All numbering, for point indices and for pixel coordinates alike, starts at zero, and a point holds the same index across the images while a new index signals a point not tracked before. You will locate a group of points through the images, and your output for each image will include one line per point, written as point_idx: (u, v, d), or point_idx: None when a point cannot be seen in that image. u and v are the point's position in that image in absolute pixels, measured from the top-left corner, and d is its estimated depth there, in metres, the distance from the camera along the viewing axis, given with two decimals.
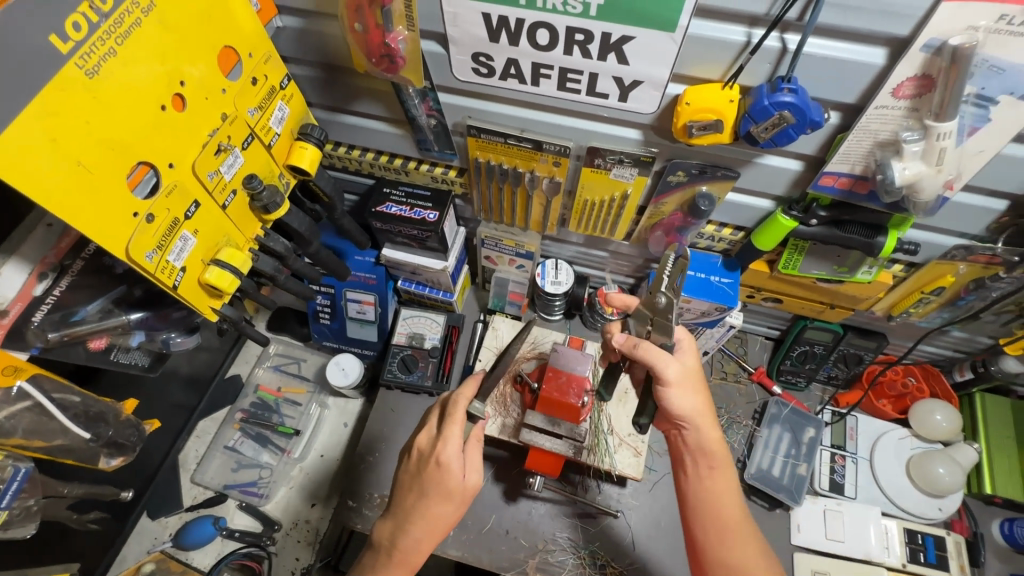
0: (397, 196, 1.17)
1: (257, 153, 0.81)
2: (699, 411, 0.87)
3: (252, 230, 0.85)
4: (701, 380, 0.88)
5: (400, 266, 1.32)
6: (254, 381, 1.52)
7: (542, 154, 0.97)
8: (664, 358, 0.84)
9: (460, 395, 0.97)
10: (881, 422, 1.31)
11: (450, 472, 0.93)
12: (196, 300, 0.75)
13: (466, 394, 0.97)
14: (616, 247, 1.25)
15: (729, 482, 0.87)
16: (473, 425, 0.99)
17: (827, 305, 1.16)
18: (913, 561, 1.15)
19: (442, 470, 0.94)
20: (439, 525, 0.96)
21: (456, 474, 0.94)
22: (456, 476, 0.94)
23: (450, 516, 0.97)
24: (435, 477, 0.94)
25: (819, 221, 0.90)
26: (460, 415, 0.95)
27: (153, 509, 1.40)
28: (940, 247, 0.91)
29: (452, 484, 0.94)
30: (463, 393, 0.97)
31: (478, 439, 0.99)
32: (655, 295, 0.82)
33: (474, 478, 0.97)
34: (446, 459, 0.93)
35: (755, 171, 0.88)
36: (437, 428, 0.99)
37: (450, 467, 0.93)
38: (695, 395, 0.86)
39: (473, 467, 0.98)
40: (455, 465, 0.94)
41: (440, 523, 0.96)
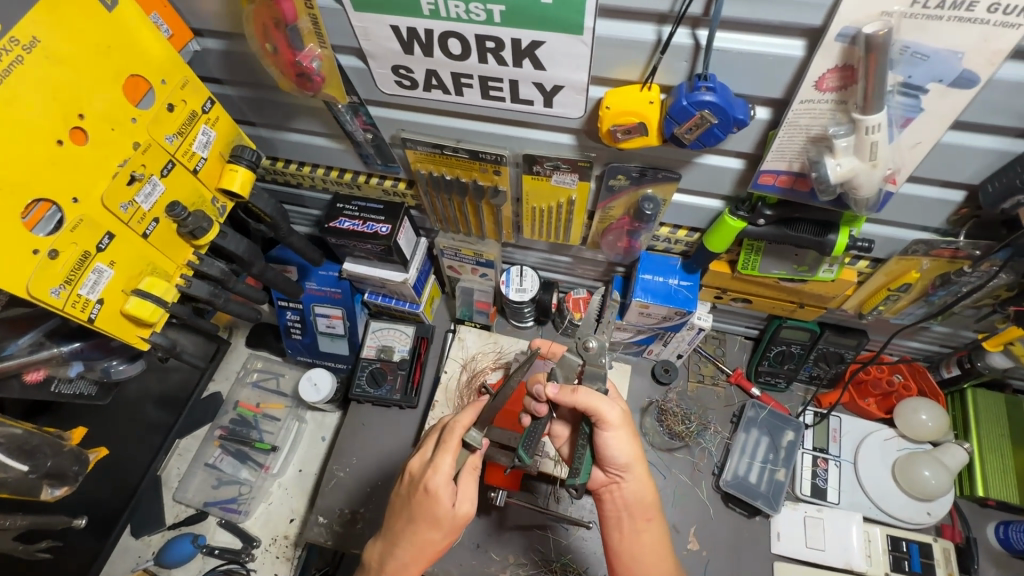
0: (351, 210, 1.14)
1: (180, 179, 0.81)
2: (637, 462, 0.91)
3: (183, 256, 0.86)
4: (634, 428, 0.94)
5: (367, 280, 1.28)
6: (234, 398, 1.51)
7: (480, 163, 0.95)
8: (605, 403, 0.87)
9: (459, 421, 0.93)
10: (867, 423, 1.24)
11: (440, 501, 0.88)
12: (121, 331, 0.76)
13: (463, 422, 0.92)
14: (578, 252, 1.21)
15: (657, 533, 0.94)
16: (469, 453, 0.94)
17: (797, 304, 1.11)
18: (896, 570, 1.11)
19: (430, 499, 0.89)
20: (427, 551, 0.92)
21: (444, 503, 0.88)
22: (445, 506, 0.89)
23: (440, 544, 0.92)
24: (422, 504, 0.89)
25: (767, 221, 0.86)
26: (454, 442, 0.91)
27: (136, 527, 1.40)
28: (900, 243, 0.87)
29: (440, 512, 0.89)
30: (461, 420, 0.93)
31: (473, 470, 0.94)
32: (585, 338, 0.93)
33: (467, 507, 0.92)
34: (435, 487, 0.88)
35: (697, 171, 0.84)
36: (431, 453, 0.95)
37: (438, 497, 0.88)
38: (634, 446, 0.91)
39: (466, 496, 0.92)
40: (445, 494, 0.88)
41: (430, 550, 0.92)
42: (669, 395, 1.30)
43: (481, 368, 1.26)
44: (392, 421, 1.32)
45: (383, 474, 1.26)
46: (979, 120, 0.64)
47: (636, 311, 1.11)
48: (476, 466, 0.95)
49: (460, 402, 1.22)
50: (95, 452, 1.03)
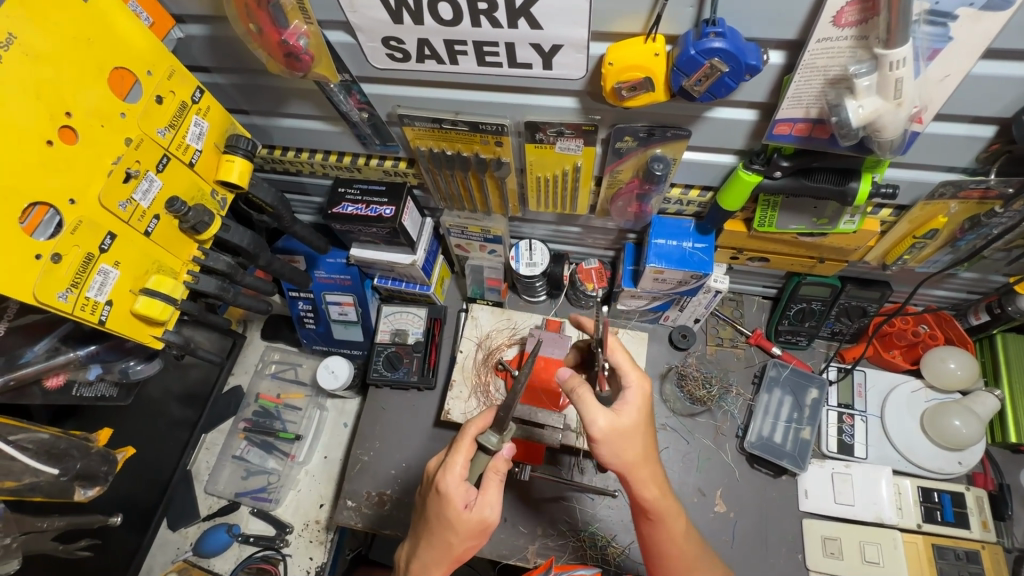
0: (353, 195, 1.12)
1: (176, 173, 0.79)
2: (640, 465, 0.85)
3: (187, 252, 0.85)
4: (647, 429, 0.86)
5: (376, 264, 1.26)
6: (255, 390, 1.54)
7: (481, 135, 0.92)
8: (594, 408, 0.82)
9: (472, 425, 0.89)
10: (892, 375, 1.22)
11: (450, 502, 0.86)
12: (132, 331, 0.76)
13: (478, 423, 0.89)
14: (586, 221, 1.18)
15: (674, 529, 0.90)
16: (491, 458, 0.88)
17: (816, 259, 1.08)
18: (929, 520, 1.09)
19: (442, 499, 0.86)
20: (450, 554, 0.90)
21: (456, 504, 0.86)
22: (457, 507, 0.86)
23: (463, 548, 0.89)
24: (436, 507, 0.88)
25: (784, 173, 0.81)
26: (467, 442, 0.88)
27: (172, 520, 1.43)
28: (925, 186, 0.82)
29: (451, 514, 0.86)
30: (475, 422, 0.89)
31: (496, 474, 0.88)
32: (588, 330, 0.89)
33: (485, 512, 0.88)
34: (447, 489, 0.86)
35: (707, 126, 0.81)
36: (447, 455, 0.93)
37: (449, 498, 0.86)
38: (637, 447, 0.84)
39: (488, 501, 0.89)
40: (456, 495, 0.86)
41: (453, 552, 0.89)
42: (687, 359, 1.29)
43: (497, 346, 1.25)
44: (412, 403, 1.33)
45: (407, 456, 1.28)
46: (1012, 46, 0.59)
47: (649, 278, 1.09)
48: (503, 470, 0.89)
49: (477, 381, 1.21)
50: (122, 452, 1.06)
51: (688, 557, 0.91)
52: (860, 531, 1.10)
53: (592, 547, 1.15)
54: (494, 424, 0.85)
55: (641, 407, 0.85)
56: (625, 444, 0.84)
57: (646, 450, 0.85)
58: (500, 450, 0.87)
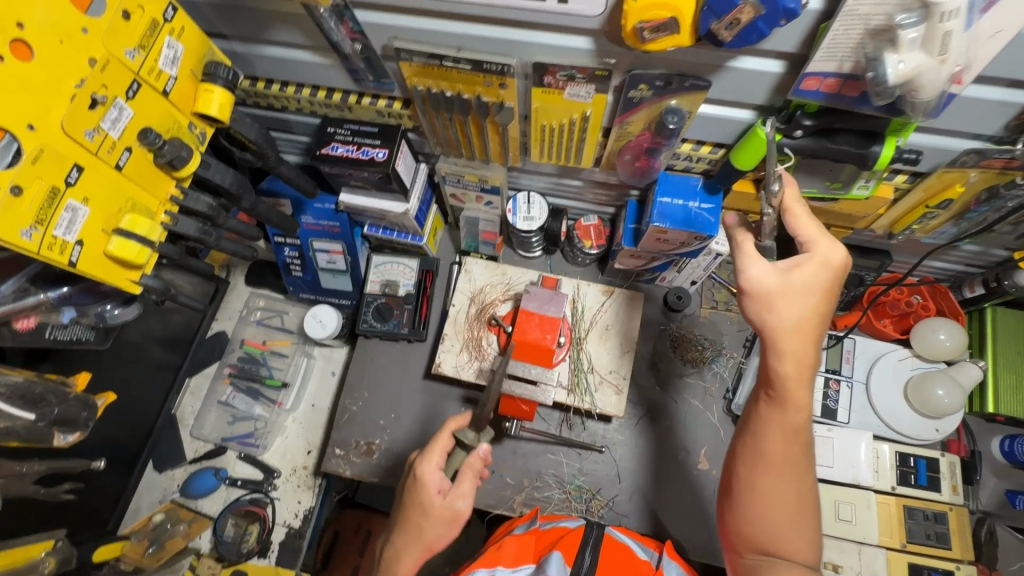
0: (343, 135, 1.06)
1: (149, 102, 0.72)
2: (790, 334, 0.71)
3: (165, 191, 0.79)
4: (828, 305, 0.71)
5: (366, 212, 1.20)
6: (240, 336, 1.52)
7: (484, 75, 0.85)
8: (751, 258, 0.73)
9: (453, 423, 0.92)
10: (881, 344, 1.23)
11: (424, 485, 0.86)
12: (106, 273, 0.71)
13: (458, 421, 0.93)
14: (589, 175, 1.12)
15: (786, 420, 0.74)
16: (469, 455, 0.89)
17: (822, 225, 1.05)
18: (903, 483, 1.12)
19: (417, 484, 0.87)
20: (421, 543, 0.84)
21: (428, 490, 0.86)
22: (430, 492, 0.86)
23: (434, 538, 0.85)
24: (410, 493, 0.88)
25: (805, 132, 0.77)
26: (446, 437, 0.90)
27: (159, 462, 1.43)
28: (948, 153, 0.79)
29: (422, 499, 0.86)
30: (456, 419, 0.93)
31: (473, 471, 0.88)
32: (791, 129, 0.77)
33: (459, 504, 0.86)
34: (423, 474, 0.87)
35: (729, 77, 0.75)
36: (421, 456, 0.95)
37: (423, 482, 0.86)
38: (796, 314, 0.71)
39: (463, 492, 0.87)
40: (430, 480, 0.86)
41: (424, 541, 0.84)
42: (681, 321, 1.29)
43: (491, 300, 1.22)
44: (401, 355, 1.31)
45: (397, 407, 1.27)
46: None
47: (652, 237, 1.05)
48: (479, 469, 0.88)
49: (470, 335, 1.19)
50: (101, 398, 1.04)
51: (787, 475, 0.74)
52: (836, 491, 1.12)
53: (577, 499, 1.18)
54: (473, 421, 0.91)
55: (829, 280, 0.71)
56: (792, 302, 0.71)
57: (806, 319, 0.71)
58: (477, 447, 0.89)
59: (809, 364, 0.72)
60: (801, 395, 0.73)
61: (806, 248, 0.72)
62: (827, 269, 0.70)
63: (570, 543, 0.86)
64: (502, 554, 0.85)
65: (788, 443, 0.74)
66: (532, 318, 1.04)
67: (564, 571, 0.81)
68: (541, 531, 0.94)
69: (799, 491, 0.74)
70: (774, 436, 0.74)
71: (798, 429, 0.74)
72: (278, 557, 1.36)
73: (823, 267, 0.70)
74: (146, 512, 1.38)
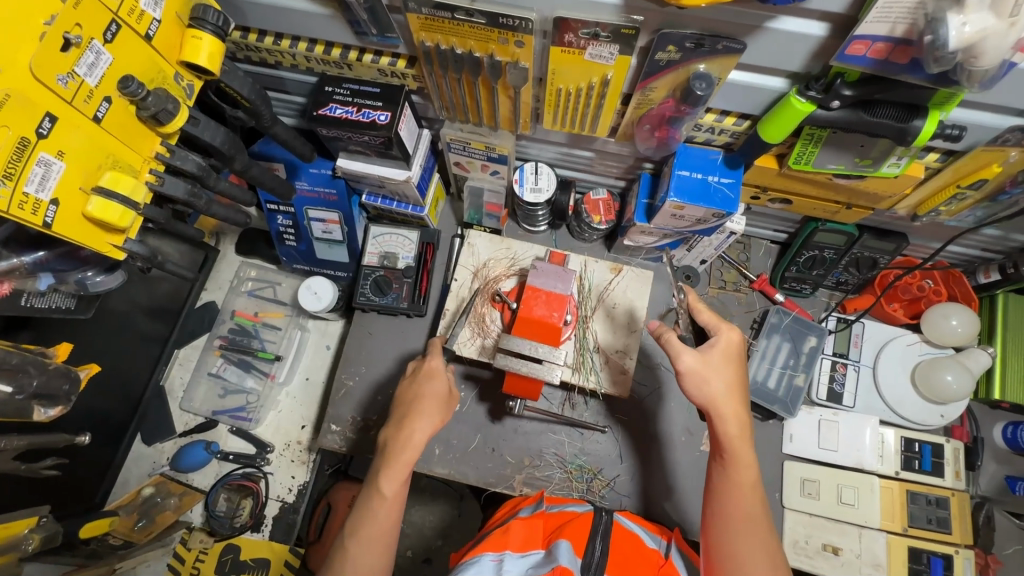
0: (342, 95, 0.99)
1: (130, 46, 0.65)
2: (725, 398, 0.83)
3: (150, 147, 0.72)
4: (739, 371, 0.85)
5: (364, 179, 1.14)
6: (230, 307, 1.46)
7: (500, 31, 0.78)
8: (680, 349, 0.84)
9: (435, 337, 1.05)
10: (890, 329, 1.21)
11: (435, 371, 0.95)
12: (85, 237, 0.65)
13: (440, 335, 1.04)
14: (602, 145, 1.06)
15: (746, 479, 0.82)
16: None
17: (842, 204, 1.01)
18: (907, 468, 1.12)
19: (427, 373, 0.95)
20: (434, 419, 0.91)
21: (438, 374, 0.94)
22: (439, 375, 0.94)
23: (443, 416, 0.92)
24: (421, 381, 0.94)
25: (843, 103, 0.72)
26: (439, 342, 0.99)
27: (147, 435, 1.39)
28: (991, 131, 0.75)
29: (431, 384, 0.93)
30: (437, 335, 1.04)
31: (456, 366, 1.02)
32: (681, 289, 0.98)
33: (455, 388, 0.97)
34: (433, 364, 0.96)
35: (767, 40, 0.70)
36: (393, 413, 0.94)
37: (434, 369, 0.95)
38: (721, 381, 0.83)
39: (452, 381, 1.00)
40: (439, 365, 0.95)
41: (437, 418, 0.91)
42: None
43: (494, 275, 1.18)
44: (400, 330, 1.27)
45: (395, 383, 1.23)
46: None
47: (667, 214, 1.01)
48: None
49: (473, 311, 1.15)
50: (85, 369, 0.98)
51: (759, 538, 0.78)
52: (839, 475, 1.12)
53: (578, 479, 1.16)
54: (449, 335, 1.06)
55: (736, 356, 0.86)
56: (714, 372, 0.83)
57: (731, 388, 0.84)
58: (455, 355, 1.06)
59: (745, 434, 0.83)
60: (747, 458, 0.82)
61: (714, 332, 0.87)
62: (727, 346, 0.85)
63: (579, 530, 0.85)
64: (508, 539, 0.84)
65: (749, 504, 0.80)
66: (539, 295, 1.00)
67: (575, 561, 0.78)
68: (547, 515, 0.93)
69: (771, 551, 0.78)
70: (735, 495, 0.81)
71: (753, 490, 0.81)
72: (272, 532, 1.34)
73: (729, 344, 0.86)
74: (135, 485, 1.35)
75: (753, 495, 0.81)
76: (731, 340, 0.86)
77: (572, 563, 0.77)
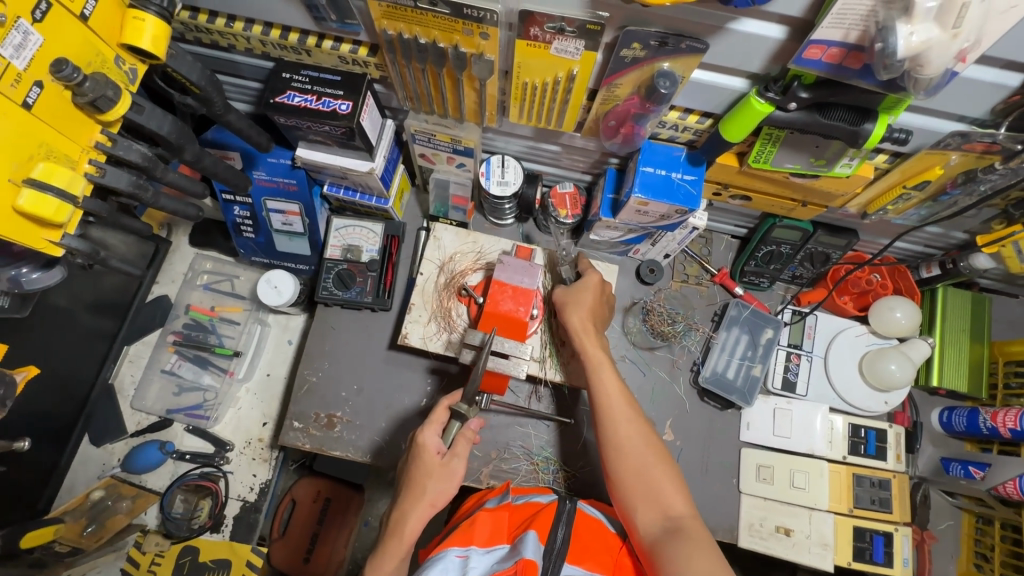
0: (301, 82, 0.95)
1: (63, 26, 0.61)
2: (581, 321, 1.01)
3: (88, 136, 0.67)
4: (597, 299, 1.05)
5: (325, 170, 1.10)
6: (184, 301, 1.40)
7: (464, 22, 0.77)
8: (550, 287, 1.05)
9: (447, 396, 0.97)
10: (841, 320, 1.26)
11: (424, 449, 0.90)
12: (16, 232, 0.62)
13: (451, 397, 0.96)
14: (568, 140, 1.06)
15: (605, 371, 0.96)
16: (463, 425, 0.94)
17: (798, 202, 1.05)
18: (854, 453, 1.18)
19: (417, 450, 0.91)
20: (423, 502, 0.88)
21: (430, 452, 0.90)
22: (430, 454, 0.90)
23: (436, 495, 0.89)
24: (413, 456, 0.91)
25: (800, 106, 0.74)
26: (441, 414, 0.94)
27: (96, 436, 1.33)
28: (935, 134, 0.78)
29: (423, 461, 0.90)
30: (451, 394, 0.96)
31: (468, 439, 0.93)
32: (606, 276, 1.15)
33: (457, 464, 0.91)
34: (423, 440, 0.91)
35: (729, 40, 0.71)
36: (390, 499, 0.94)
37: (423, 446, 0.91)
38: (578, 312, 1.01)
39: (458, 453, 0.92)
40: (430, 442, 0.91)
41: (427, 500, 0.88)
42: (653, 294, 1.27)
43: (460, 270, 1.16)
44: (365, 324, 1.25)
45: (360, 378, 1.21)
46: None
47: (632, 209, 1.01)
48: (472, 438, 0.94)
49: (439, 306, 1.13)
50: (22, 371, 0.92)
51: (622, 413, 0.92)
52: (793, 461, 1.17)
53: (545, 470, 1.17)
54: (463, 395, 0.94)
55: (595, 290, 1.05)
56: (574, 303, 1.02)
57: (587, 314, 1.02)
58: (470, 418, 0.94)
59: (595, 338, 1.00)
60: (599, 353, 0.98)
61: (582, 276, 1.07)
62: (588, 287, 1.04)
63: (545, 518, 0.85)
64: (475, 534, 0.84)
65: (608, 386, 0.94)
66: (505, 290, 0.99)
67: (539, 551, 0.79)
68: (514, 506, 0.93)
69: (643, 430, 0.91)
70: (603, 386, 0.94)
71: (613, 377, 0.95)
72: (232, 532, 1.31)
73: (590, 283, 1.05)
74: (83, 488, 1.29)
75: (612, 379, 0.95)
76: (589, 282, 1.05)
77: (536, 554, 0.78)
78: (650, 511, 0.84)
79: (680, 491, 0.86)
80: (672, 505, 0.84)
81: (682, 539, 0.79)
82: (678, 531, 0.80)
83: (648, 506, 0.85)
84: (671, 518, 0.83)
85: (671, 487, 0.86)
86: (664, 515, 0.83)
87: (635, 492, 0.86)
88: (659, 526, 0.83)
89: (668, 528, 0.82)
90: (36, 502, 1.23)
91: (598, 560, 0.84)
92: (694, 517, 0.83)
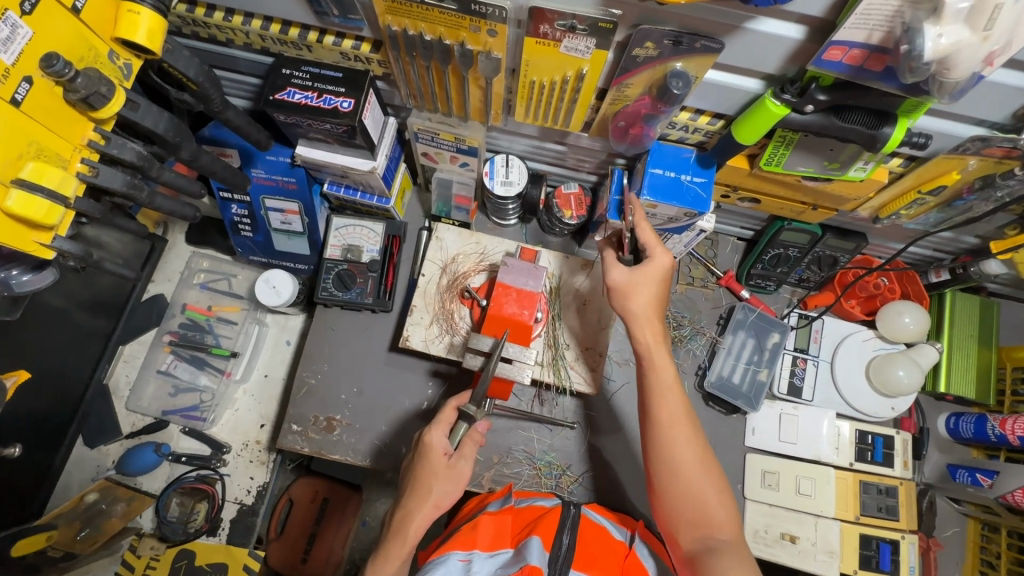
0: (301, 79, 0.93)
1: (54, 19, 0.59)
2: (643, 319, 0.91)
3: (81, 134, 0.65)
4: (664, 285, 0.92)
5: (326, 168, 1.08)
6: (181, 300, 1.37)
7: (471, 19, 0.75)
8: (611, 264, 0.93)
9: (454, 397, 0.93)
10: (848, 325, 1.24)
11: (432, 450, 0.88)
12: (4, 234, 0.59)
13: (458, 398, 0.93)
14: (575, 140, 1.04)
15: (665, 379, 0.89)
16: (469, 427, 0.91)
17: (809, 205, 1.03)
18: (860, 460, 1.16)
19: (424, 451, 0.88)
20: (429, 502, 0.86)
21: (438, 453, 0.88)
22: (438, 455, 0.88)
23: (442, 496, 0.87)
24: (419, 457, 0.89)
25: (816, 108, 0.72)
26: (448, 415, 0.91)
27: (90, 437, 1.30)
28: (953, 139, 0.77)
29: (430, 462, 0.87)
30: (456, 396, 0.93)
31: (473, 441, 0.91)
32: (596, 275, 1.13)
33: (464, 466, 0.89)
34: (429, 440, 0.89)
35: (745, 40, 0.69)
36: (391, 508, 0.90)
37: (430, 448, 0.88)
38: (641, 301, 0.91)
39: (465, 455, 0.90)
40: (438, 443, 0.88)
41: (431, 501, 0.86)
42: None
43: (463, 271, 1.14)
44: (365, 326, 1.22)
45: (360, 381, 1.19)
46: None
47: (639, 212, 0.99)
48: (478, 440, 0.92)
49: (441, 308, 1.11)
50: (11, 376, 0.89)
51: (679, 427, 0.86)
52: (798, 467, 1.16)
53: (547, 475, 1.16)
54: (472, 396, 0.91)
55: (660, 278, 0.91)
56: (637, 289, 0.91)
57: (653, 304, 0.91)
58: (477, 420, 0.91)
59: (658, 337, 0.91)
60: (660, 355, 0.90)
61: (648, 255, 0.91)
62: (655, 270, 0.90)
63: (549, 524, 0.83)
64: (477, 537, 0.83)
65: (666, 395, 0.88)
66: (510, 292, 0.97)
67: (544, 557, 0.77)
68: (516, 510, 0.91)
69: (701, 450, 0.86)
70: (660, 397, 0.88)
71: (674, 389, 0.88)
72: (229, 535, 1.29)
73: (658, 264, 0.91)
74: (77, 490, 1.26)
75: (672, 388, 0.88)
76: (657, 265, 0.90)
77: (542, 560, 0.76)
78: (692, 532, 0.83)
79: (728, 516, 0.83)
80: (718, 529, 0.82)
81: (725, 563, 0.78)
82: (721, 557, 0.79)
83: (692, 526, 0.83)
84: (714, 540, 0.81)
85: (719, 511, 0.83)
86: (707, 537, 0.82)
87: (681, 514, 0.84)
88: (698, 546, 0.82)
89: (709, 548, 0.80)
90: (29, 506, 1.21)
91: (607, 570, 0.81)
92: (739, 543, 0.81)
